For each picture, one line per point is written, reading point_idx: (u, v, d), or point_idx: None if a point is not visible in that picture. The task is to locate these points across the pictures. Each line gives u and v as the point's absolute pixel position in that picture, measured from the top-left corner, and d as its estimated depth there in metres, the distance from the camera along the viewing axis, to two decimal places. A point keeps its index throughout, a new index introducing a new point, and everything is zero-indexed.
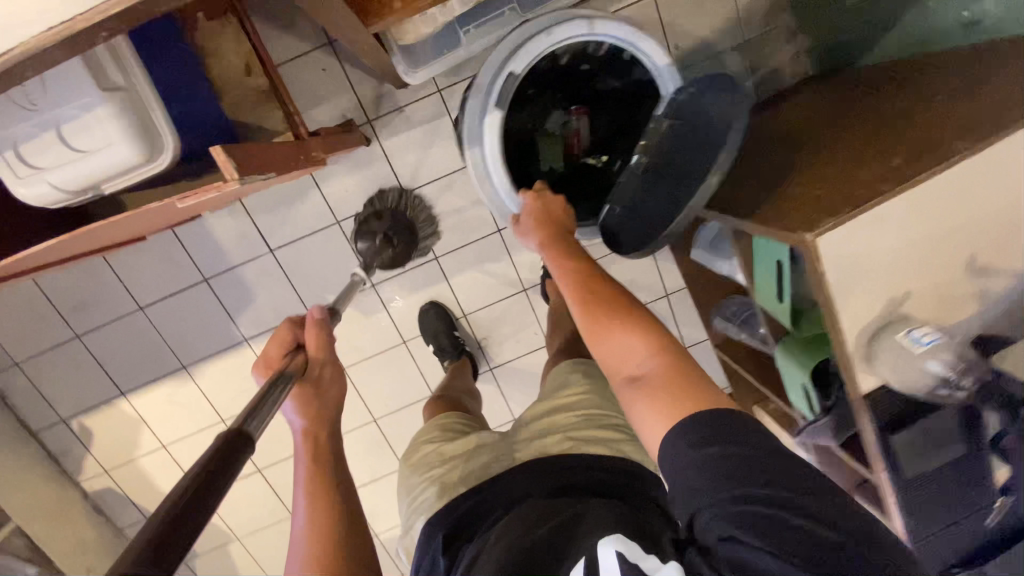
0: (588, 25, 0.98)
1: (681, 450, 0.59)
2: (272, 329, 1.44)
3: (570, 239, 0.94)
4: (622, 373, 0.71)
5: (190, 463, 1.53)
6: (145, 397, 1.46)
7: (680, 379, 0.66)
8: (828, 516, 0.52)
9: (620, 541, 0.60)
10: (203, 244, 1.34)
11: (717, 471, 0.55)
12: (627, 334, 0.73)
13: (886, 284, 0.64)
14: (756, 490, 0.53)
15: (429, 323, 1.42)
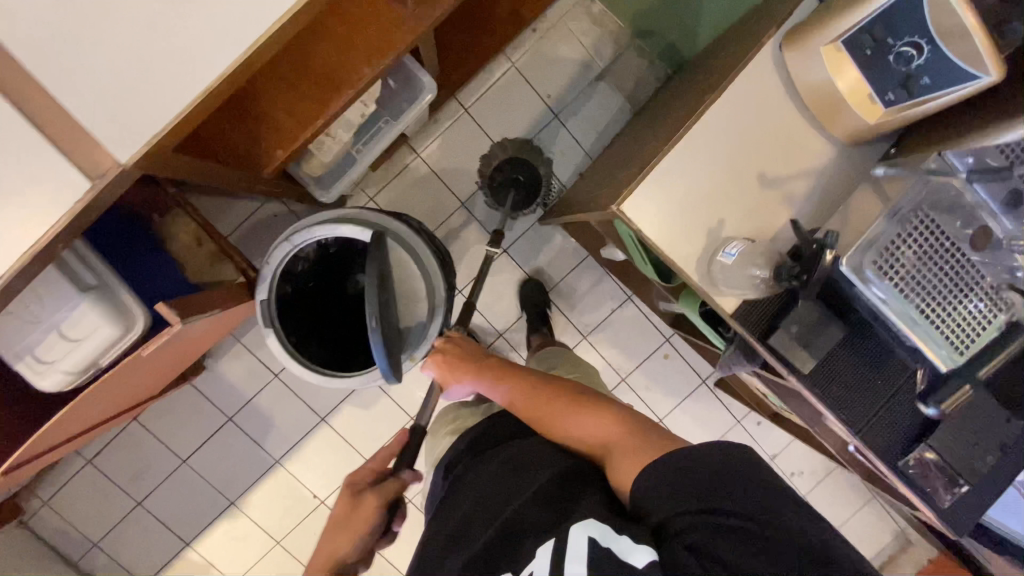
0: (288, 243, 0.98)
1: (670, 478, 0.66)
2: (296, 444, 1.61)
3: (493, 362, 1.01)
4: (592, 446, 0.80)
5: None
6: (207, 540, 1.62)
7: (639, 438, 0.75)
8: (771, 516, 0.61)
9: (597, 523, 0.66)
10: (220, 390, 1.56)
11: (698, 496, 0.63)
12: (589, 418, 0.82)
13: (697, 219, 0.78)
14: (730, 508, 0.61)
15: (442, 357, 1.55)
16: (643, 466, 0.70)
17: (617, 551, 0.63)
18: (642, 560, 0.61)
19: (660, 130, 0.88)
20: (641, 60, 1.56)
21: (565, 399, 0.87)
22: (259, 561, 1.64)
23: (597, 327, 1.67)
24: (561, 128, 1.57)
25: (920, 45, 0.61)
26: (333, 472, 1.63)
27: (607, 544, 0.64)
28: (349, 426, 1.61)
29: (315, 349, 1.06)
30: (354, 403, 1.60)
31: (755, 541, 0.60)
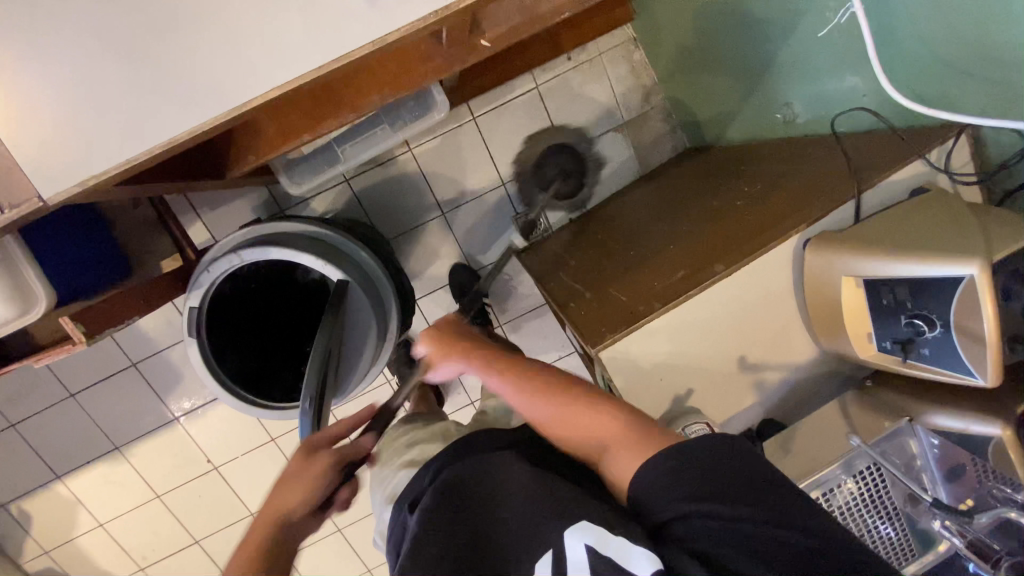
0: (235, 257, 0.86)
1: (665, 482, 0.62)
2: (202, 407, 1.52)
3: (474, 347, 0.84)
4: (590, 447, 0.71)
5: (129, 540, 1.59)
6: (82, 478, 1.53)
7: (641, 437, 0.67)
8: (770, 518, 0.58)
9: (591, 527, 0.62)
10: (130, 332, 1.43)
11: (696, 494, 0.60)
12: (589, 417, 0.71)
13: (666, 386, 0.76)
14: (722, 508, 0.59)
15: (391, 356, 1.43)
16: (645, 466, 0.65)
17: (616, 558, 0.59)
18: (643, 567, 0.58)
19: (660, 265, 0.84)
20: (665, 125, 1.50)
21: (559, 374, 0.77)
22: (133, 509, 1.57)
23: None
24: (564, 167, 1.48)
25: (932, 322, 0.63)
26: (234, 443, 1.56)
27: (604, 551, 0.60)
28: None
29: (237, 362, 0.97)
30: None
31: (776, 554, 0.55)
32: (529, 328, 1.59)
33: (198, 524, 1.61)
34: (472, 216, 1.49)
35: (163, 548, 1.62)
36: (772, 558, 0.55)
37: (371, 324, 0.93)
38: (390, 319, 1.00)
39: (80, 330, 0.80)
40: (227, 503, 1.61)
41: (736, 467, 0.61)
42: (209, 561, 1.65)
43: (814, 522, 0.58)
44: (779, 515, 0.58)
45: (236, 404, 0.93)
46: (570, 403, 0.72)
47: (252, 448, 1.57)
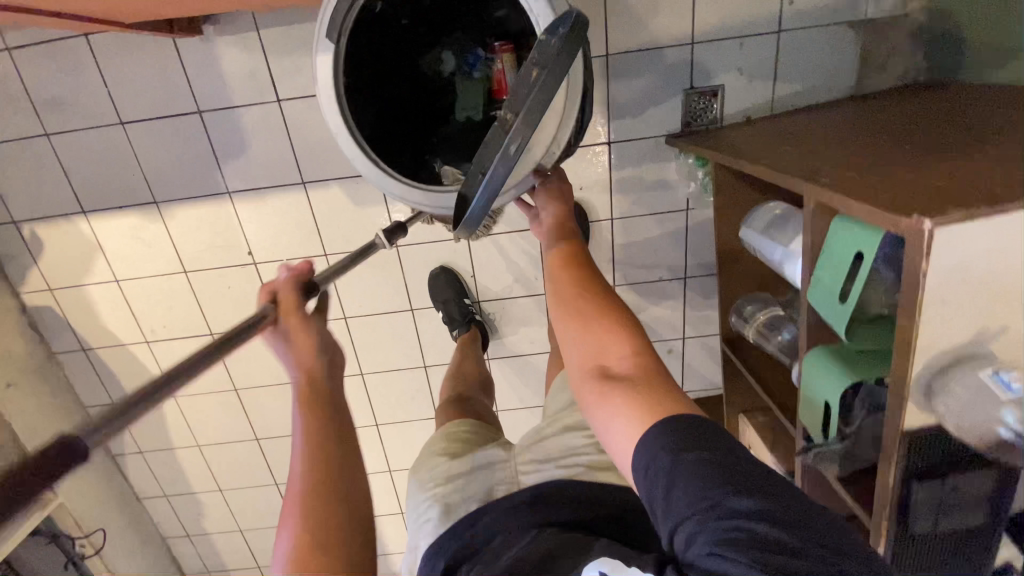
0: None
1: (665, 463, 0.57)
2: (260, 190, 1.31)
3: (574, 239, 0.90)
4: (597, 364, 0.72)
5: (140, 306, 1.43)
6: (109, 223, 1.34)
7: (652, 389, 0.66)
8: (791, 523, 0.51)
9: (608, 561, 0.69)
10: (207, 72, 1.19)
11: (714, 478, 0.54)
12: (607, 340, 0.74)
13: (981, 311, 0.53)
14: (737, 504, 0.52)
15: (439, 289, 1.38)
16: (645, 431, 0.62)
17: None
18: None
19: (988, 163, 0.60)
20: (910, 43, 1.18)
21: (563, 270, 0.84)
22: (155, 277, 1.40)
23: (634, 284, 1.43)
24: (770, 51, 1.19)
25: None
26: (281, 243, 1.36)
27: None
28: (325, 211, 1.33)
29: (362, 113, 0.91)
30: (342, 188, 1.30)
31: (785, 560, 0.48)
32: (642, 232, 1.36)
33: (216, 317, 1.45)
34: (639, 72, 1.21)
35: (174, 330, 1.47)
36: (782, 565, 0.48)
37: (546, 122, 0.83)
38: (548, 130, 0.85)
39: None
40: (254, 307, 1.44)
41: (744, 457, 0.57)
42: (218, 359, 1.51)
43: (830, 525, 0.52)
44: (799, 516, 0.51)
45: (353, 154, 0.88)
46: (599, 327, 0.75)
47: (300, 257, 1.38)
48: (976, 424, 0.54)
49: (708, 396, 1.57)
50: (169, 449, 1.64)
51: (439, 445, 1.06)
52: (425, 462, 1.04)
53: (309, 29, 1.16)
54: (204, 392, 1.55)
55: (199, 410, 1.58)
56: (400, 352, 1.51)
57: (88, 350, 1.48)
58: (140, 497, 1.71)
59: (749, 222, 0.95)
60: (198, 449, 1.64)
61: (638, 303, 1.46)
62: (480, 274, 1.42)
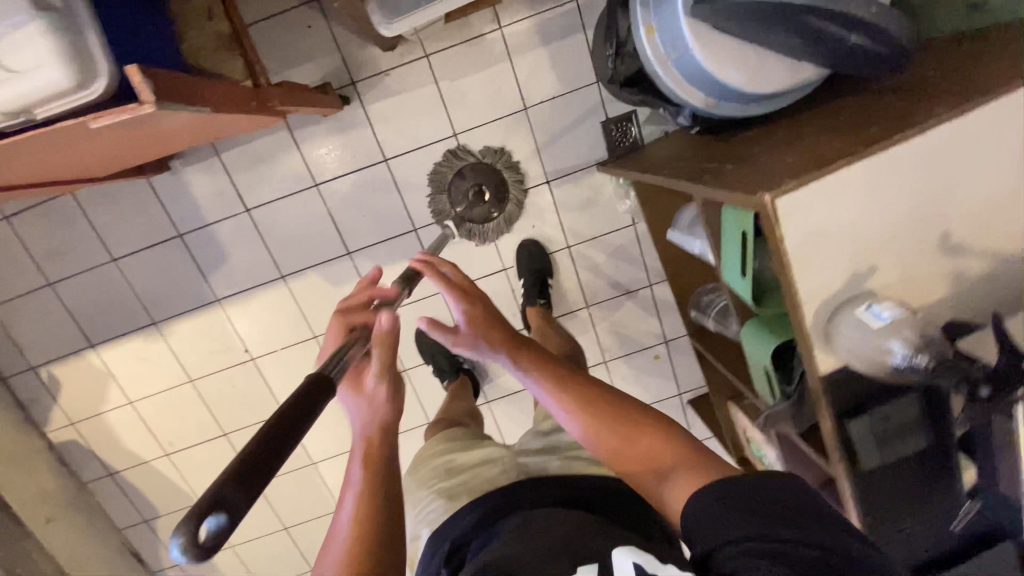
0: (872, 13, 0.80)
1: (718, 502, 0.56)
2: (246, 291, 1.42)
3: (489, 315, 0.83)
4: (637, 461, 0.68)
5: (156, 421, 1.52)
6: (116, 350, 1.45)
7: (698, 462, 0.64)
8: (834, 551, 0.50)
9: (637, 549, 0.62)
10: (180, 198, 1.34)
11: (744, 510, 0.53)
12: (635, 433, 0.70)
13: (849, 258, 0.61)
14: (790, 532, 0.50)
15: (424, 345, 1.48)
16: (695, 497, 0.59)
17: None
18: None
19: (833, 127, 0.69)
20: None
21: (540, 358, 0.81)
22: (165, 391, 1.50)
23: (606, 301, 1.50)
24: None
25: None
26: (276, 334, 1.47)
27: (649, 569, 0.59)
28: (308, 297, 1.44)
29: None
30: (318, 273, 1.42)
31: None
32: (601, 253, 1.45)
33: (227, 416, 1.54)
34: (559, 113, 1.32)
35: (191, 437, 1.55)
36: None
37: (770, 62, 0.76)
38: (735, 71, 0.76)
39: (207, 109, 0.73)
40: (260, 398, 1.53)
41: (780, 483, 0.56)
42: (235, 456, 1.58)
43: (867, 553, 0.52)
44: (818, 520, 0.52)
45: None
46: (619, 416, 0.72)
47: (293, 343, 1.48)
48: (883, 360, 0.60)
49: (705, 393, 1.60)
50: None
51: (439, 445, 1.00)
52: (425, 462, 0.97)
53: (261, 142, 1.31)
54: None
55: None
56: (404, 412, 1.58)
57: (115, 474, 1.57)
58: None
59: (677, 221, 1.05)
60: (232, 551, 1.68)
61: (615, 318, 1.52)
62: None
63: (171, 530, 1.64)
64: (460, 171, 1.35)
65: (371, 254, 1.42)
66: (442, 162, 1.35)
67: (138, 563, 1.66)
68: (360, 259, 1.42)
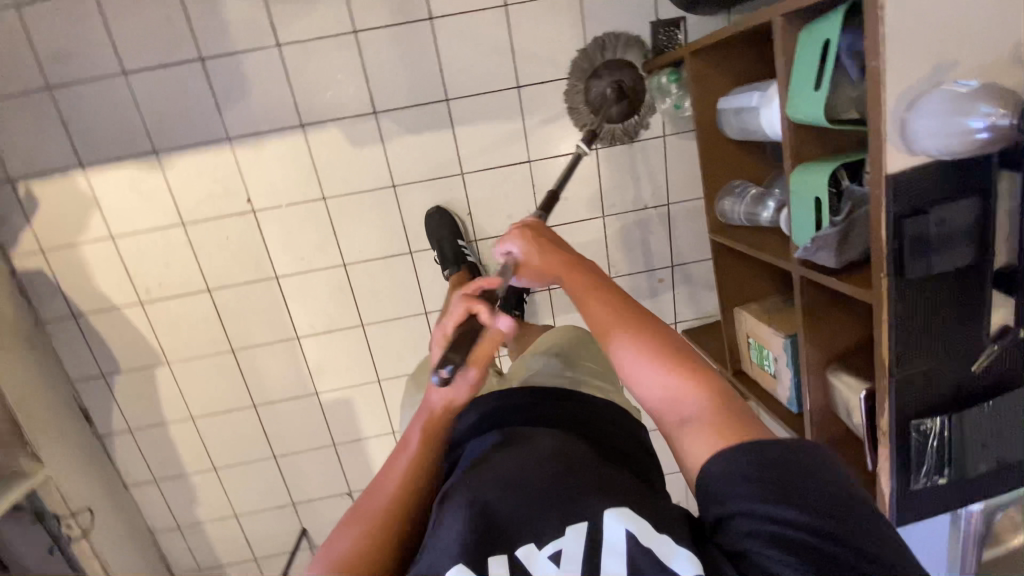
0: None
1: (733, 468, 0.59)
2: (261, 135, 1.36)
3: (575, 255, 0.86)
4: (667, 403, 0.67)
5: (136, 263, 1.43)
6: (108, 176, 1.36)
7: (730, 418, 0.64)
8: (840, 533, 0.53)
9: (634, 516, 0.63)
10: (209, 19, 1.27)
11: (773, 496, 0.55)
12: (665, 372, 0.68)
13: (934, 46, 0.63)
14: (798, 516, 0.54)
15: (433, 228, 1.43)
16: (718, 451, 0.61)
17: (659, 554, 0.59)
18: (687, 568, 0.57)
19: None
20: None
21: (599, 297, 0.78)
22: (152, 230, 1.40)
23: (622, 212, 1.50)
24: None
25: None
26: (284, 188, 1.40)
27: (644, 543, 0.61)
28: (325, 153, 1.38)
29: None
30: (340, 129, 1.37)
31: (823, 559, 0.52)
32: (627, 160, 1.45)
33: (215, 270, 1.45)
34: (610, 5, 1.33)
35: (171, 287, 1.45)
36: (815, 562, 0.52)
37: None
38: None
39: None
40: (254, 257, 1.45)
41: (801, 457, 0.59)
42: (215, 317, 1.49)
43: (880, 538, 0.52)
44: (832, 508, 0.54)
45: None
46: (668, 353, 0.70)
47: (300, 202, 1.42)
48: (944, 145, 0.64)
49: (701, 324, 1.62)
50: (162, 424, 1.58)
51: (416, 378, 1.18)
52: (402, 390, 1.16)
53: None
54: (199, 355, 1.52)
55: (194, 376, 1.54)
56: (401, 298, 1.53)
57: (79, 317, 1.45)
58: (127, 486, 1.62)
59: (721, 128, 1.13)
60: (192, 422, 1.58)
61: (629, 231, 1.52)
62: (474, 211, 1.47)
63: (129, 390, 1.53)
64: (598, 69, 1.36)
65: (398, 119, 1.38)
66: (573, 72, 1.37)
67: (85, 422, 1.54)
68: (386, 122, 1.38)
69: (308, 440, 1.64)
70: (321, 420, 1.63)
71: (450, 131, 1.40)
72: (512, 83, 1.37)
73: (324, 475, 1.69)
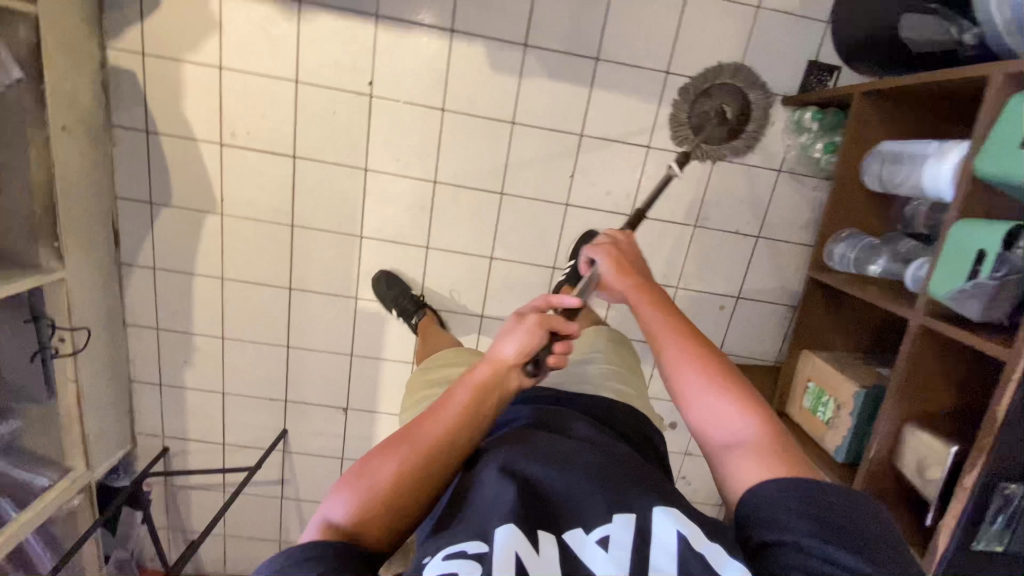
0: None
1: (772, 492, 0.65)
2: (409, 23, 1.32)
3: (649, 284, 0.92)
4: (718, 431, 0.74)
5: (232, 102, 1.36)
6: (242, 6, 1.30)
7: (781, 450, 0.70)
8: (875, 572, 0.58)
9: (684, 520, 0.66)
10: None
11: (815, 529, 0.60)
12: (728, 405, 0.74)
13: None
14: (844, 556, 0.58)
15: (383, 293, 1.51)
16: (764, 479, 0.67)
17: (708, 556, 0.62)
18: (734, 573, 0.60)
19: None
20: None
21: (666, 323, 0.84)
22: (262, 76, 1.34)
23: (713, 228, 1.51)
24: None
25: None
26: (408, 83, 1.37)
27: (694, 545, 0.63)
28: (462, 64, 1.36)
29: None
30: (486, 47, 1.34)
31: None
32: (737, 180, 1.46)
33: (308, 139, 1.40)
34: (780, 30, 1.36)
35: (257, 139, 1.39)
36: None
37: None
38: None
39: None
40: (351, 140, 1.40)
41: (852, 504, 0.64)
42: (287, 185, 1.43)
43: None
44: (873, 554, 0.59)
45: None
46: (725, 385, 0.76)
47: (418, 103, 1.38)
48: None
49: (740, 362, 1.64)
50: (188, 274, 1.50)
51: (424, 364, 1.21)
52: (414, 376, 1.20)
53: None
54: (254, 218, 1.45)
55: (241, 237, 1.47)
56: (473, 234, 1.50)
57: (151, 134, 1.37)
58: (127, 324, 1.54)
59: (863, 177, 1.16)
60: (219, 282, 1.50)
61: (711, 249, 1.52)
62: (578, 175, 1.45)
63: (170, 227, 1.45)
64: (711, 88, 1.39)
65: (544, 58, 1.36)
66: (720, 79, 1.39)
67: (112, 243, 1.45)
68: (532, 57, 1.36)
69: (327, 342, 1.58)
70: (347, 326, 1.57)
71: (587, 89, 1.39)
72: (662, 66, 1.38)
73: (327, 383, 1.62)
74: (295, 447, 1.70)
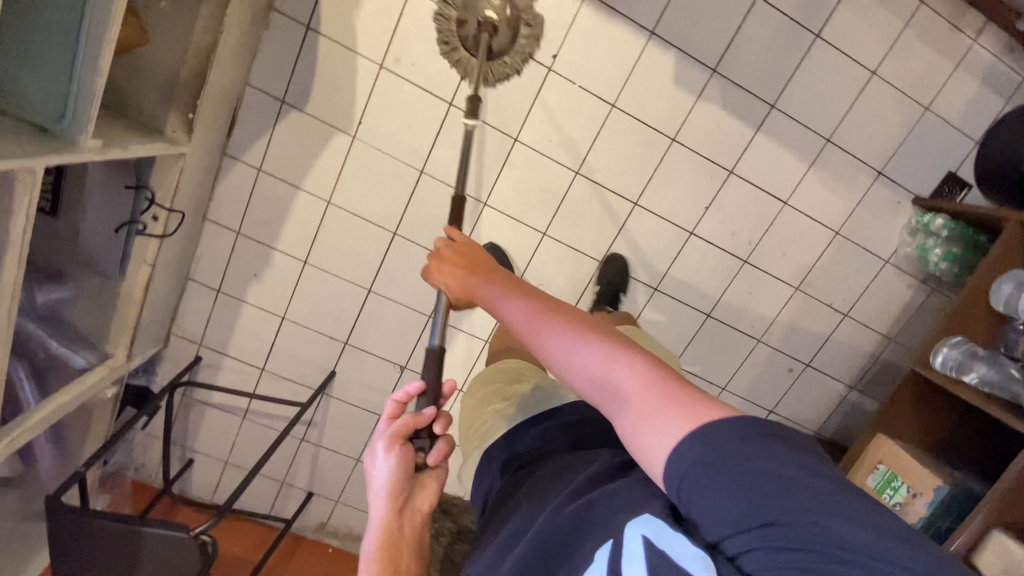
0: None
1: (675, 454, 0.55)
2: (614, 11, 1.29)
3: (493, 270, 0.89)
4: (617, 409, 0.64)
5: (410, 28, 1.28)
6: None
7: (664, 381, 0.61)
8: (811, 525, 0.48)
9: (653, 520, 0.58)
10: None
11: (741, 491, 0.51)
12: (589, 350, 0.66)
13: None
14: (779, 511, 0.49)
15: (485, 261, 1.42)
16: (670, 431, 0.57)
17: (673, 555, 0.53)
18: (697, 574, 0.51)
19: None
20: None
21: (526, 289, 0.80)
22: (451, 12, 1.27)
23: (811, 296, 1.57)
24: None
25: None
26: (591, 70, 1.33)
27: (658, 545, 0.54)
28: (648, 69, 1.34)
29: None
30: (677, 60, 1.33)
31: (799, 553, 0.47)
32: (848, 259, 1.53)
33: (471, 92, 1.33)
34: (935, 136, 1.44)
35: (419, 74, 1.31)
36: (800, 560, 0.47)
37: None
38: None
39: None
40: (513, 106, 1.35)
41: (745, 434, 0.54)
42: (433, 130, 1.36)
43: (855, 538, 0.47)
44: (794, 498, 0.49)
45: None
46: (588, 334, 0.68)
47: (592, 92, 1.35)
48: None
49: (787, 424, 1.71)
50: (293, 187, 1.39)
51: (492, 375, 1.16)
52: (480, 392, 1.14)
53: None
54: (385, 152, 1.37)
55: (365, 167, 1.38)
56: (593, 234, 1.49)
57: (311, 31, 1.26)
58: (206, 218, 1.41)
59: (991, 297, 1.28)
60: (325, 205, 1.40)
61: (802, 314, 1.58)
62: (712, 209, 1.47)
63: (293, 133, 1.34)
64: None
65: (725, 90, 1.37)
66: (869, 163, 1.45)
67: (225, 130, 1.32)
68: (715, 85, 1.36)
69: (412, 297, 1.51)
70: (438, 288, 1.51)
71: (752, 133, 1.41)
72: (824, 134, 1.42)
73: (394, 338, 1.55)
74: (336, 392, 1.62)
